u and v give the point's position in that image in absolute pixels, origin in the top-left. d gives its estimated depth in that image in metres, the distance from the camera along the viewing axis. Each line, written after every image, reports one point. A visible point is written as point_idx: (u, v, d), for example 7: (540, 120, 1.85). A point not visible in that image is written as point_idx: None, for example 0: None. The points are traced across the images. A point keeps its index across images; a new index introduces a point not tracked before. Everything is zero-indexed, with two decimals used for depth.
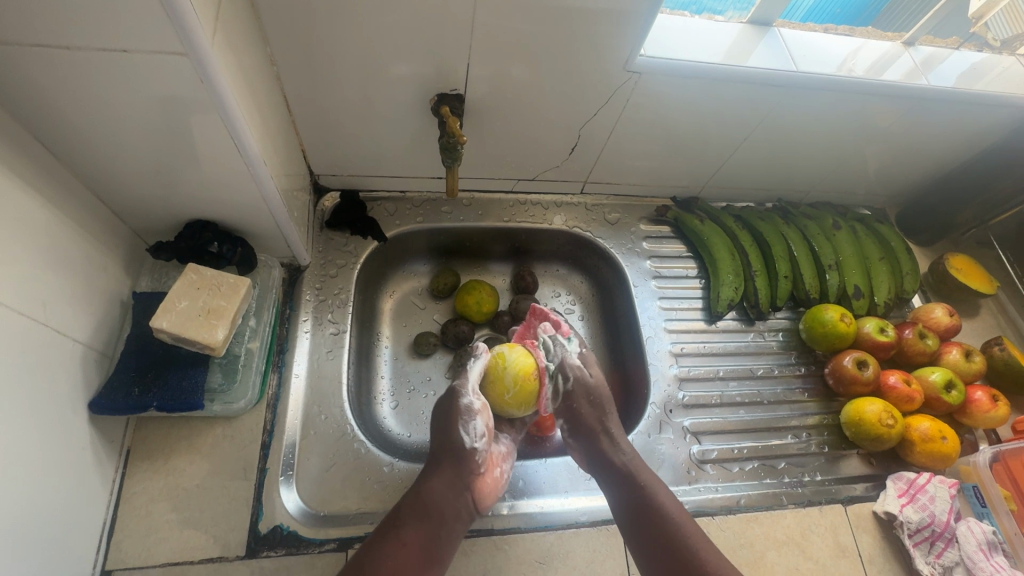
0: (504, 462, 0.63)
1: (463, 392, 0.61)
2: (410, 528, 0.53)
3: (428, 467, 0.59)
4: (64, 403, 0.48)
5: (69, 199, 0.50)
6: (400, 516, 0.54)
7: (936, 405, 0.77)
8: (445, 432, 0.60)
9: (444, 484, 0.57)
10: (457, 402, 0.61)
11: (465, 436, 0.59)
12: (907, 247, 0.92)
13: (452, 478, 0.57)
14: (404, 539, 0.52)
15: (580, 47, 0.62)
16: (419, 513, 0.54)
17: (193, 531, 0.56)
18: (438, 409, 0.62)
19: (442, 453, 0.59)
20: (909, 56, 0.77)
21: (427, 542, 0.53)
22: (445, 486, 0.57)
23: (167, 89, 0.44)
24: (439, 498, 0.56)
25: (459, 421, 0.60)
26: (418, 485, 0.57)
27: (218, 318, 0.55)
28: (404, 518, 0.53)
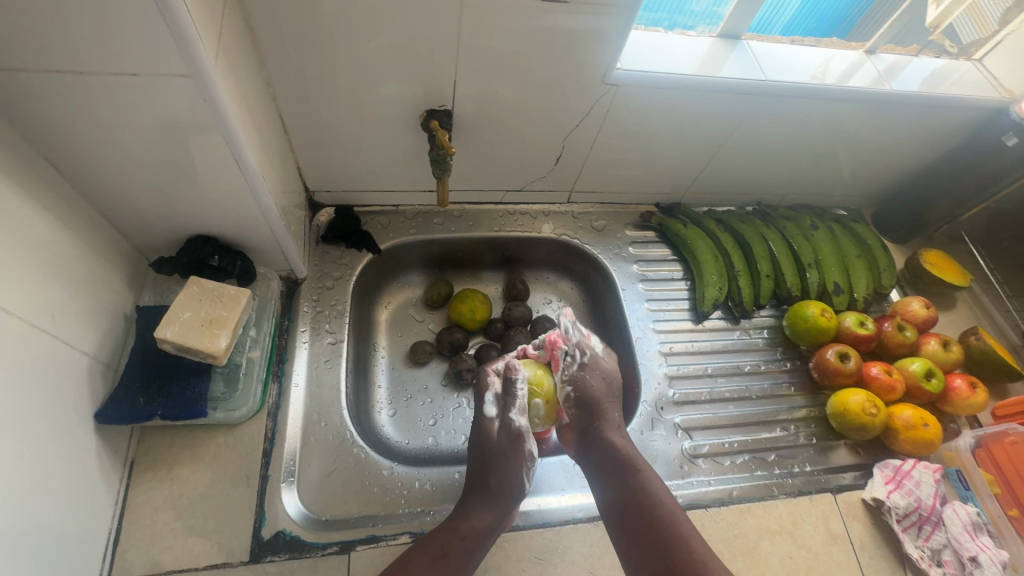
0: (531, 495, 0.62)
1: (526, 438, 0.60)
2: (456, 559, 0.53)
3: (478, 496, 0.58)
4: (71, 413, 0.50)
5: (75, 215, 0.52)
6: (450, 546, 0.53)
7: (918, 394, 0.80)
8: (496, 454, 0.59)
9: (497, 519, 0.56)
10: (520, 446, 0.60)
11: (524, 479, 0.59)
12: (883, 245, 0.96)
13: (502, 516, 0.57)
14: (449, 565, 0.52)
15: (560, 63, 0.66)
16: (471, 548, 0.54)
17: (198, 539, 0.57)
18: (491, 442, 0.60)
19: (495, 488, 0.58)
20: (871, 64, 0.82)
21: (466, 573, 0.53)
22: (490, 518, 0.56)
23: (171, 108, 0.46)
24: (491, 531, 0.56)
25: (522, 465, 0.59)
26: (468, 514, 0.56)
27: (220, 327, 0.56)
28: (453, 544, 0.54)
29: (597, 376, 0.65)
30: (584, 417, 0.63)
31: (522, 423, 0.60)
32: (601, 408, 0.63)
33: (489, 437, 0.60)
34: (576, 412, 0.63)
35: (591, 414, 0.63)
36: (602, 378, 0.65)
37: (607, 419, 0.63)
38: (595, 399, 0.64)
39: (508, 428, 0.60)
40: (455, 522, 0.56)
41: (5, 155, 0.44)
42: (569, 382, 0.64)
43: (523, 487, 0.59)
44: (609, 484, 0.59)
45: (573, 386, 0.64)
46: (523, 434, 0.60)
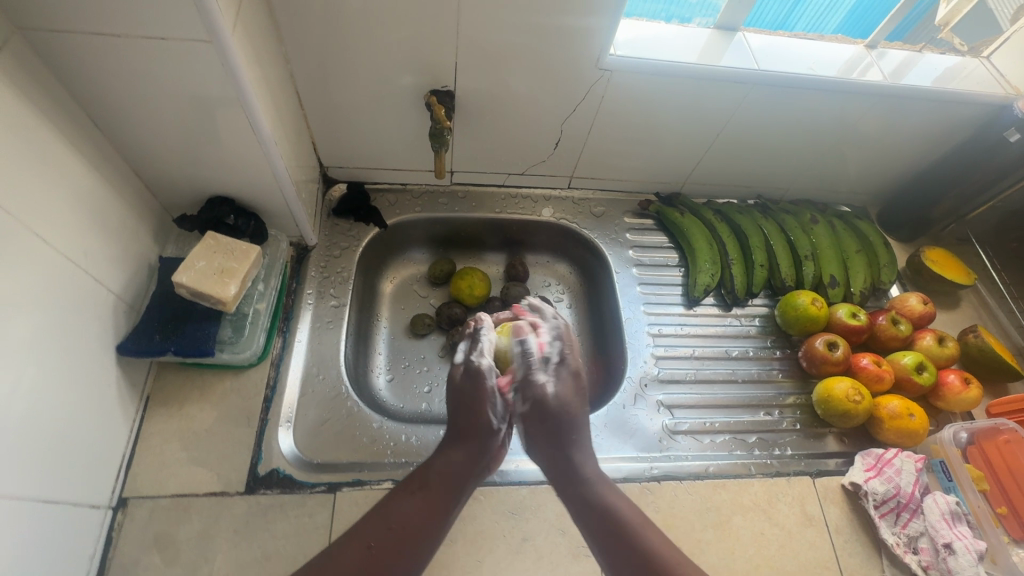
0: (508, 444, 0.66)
1: (487, 374, 0.64)
2: (433, 491, 0.55)
3: (450, 439, 0.61)
4: (95, 342, 0.56)
5: (110, 169, 0.58)
6: (426, 480, 0.56)
7: (908, 387, 0.79)
8: (463, 395, 0.63)
9: (467, 457, 0.59)
10: (481, 384, 0.64)
11: (492, 418, 0.62)
12: (885, 242, 0.96)
13: (473, 454, 0.60)
14: (427, 498, 0.55)
15: (557, 48, 0.70)
16: (444, 480, 0.57)
17: (201, 468, 0.62)
18: (456, 386, 0.65)
19: (464, 430, 0.62)
20: (870, 58, 0.83)
21: (445, 503, 0.55)
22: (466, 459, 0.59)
23: (193, 72, 0.52)
24: (463, 468, 0.59)
25: (487, 403, 0.62)
26: (441, 454, 0.60)
27: (230, 276, 0.62)
28: (429, 479, 0.56)
29: (570, 384, 0.64)
30: (547, 430, 0.61)
31: (485, 362, 0.65)
32: (564, 428, 0.61)
33: (455, 384, 0.65)
34: (537, 424, 0.62)
35: (548, 430, 0.61)
36: (576, 391, 0.64)
37: (574, 438, 0.61)
38: (556, 412, 0.61)
39: (468, 367, 0.66)
40: (428, 462, 0.59)
41: (52, 108, 0.50)
42: (527, 398, 0.63)
43: (492, 426, 0.62)
44: (580, 510, 0.55)
45: (528, 386, 0.64)
46: (484, 371, 0.64)
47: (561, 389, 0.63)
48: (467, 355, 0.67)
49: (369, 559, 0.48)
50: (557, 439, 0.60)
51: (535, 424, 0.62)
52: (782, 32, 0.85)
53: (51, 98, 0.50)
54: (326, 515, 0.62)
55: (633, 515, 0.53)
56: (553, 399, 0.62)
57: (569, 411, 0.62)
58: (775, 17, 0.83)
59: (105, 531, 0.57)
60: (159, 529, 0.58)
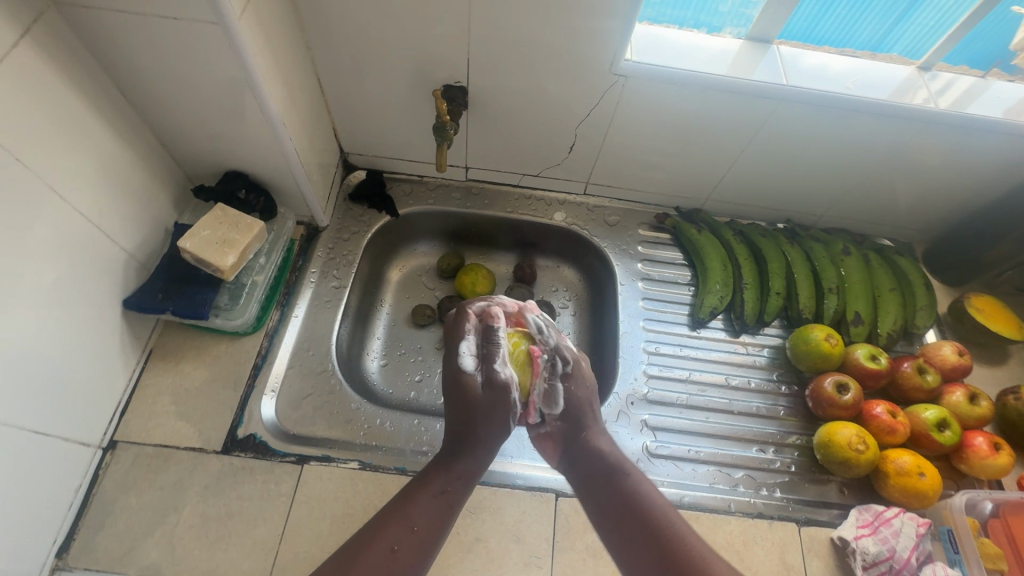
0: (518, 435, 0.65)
1: (510, 389, 0.59)
2: (448, 490, 0.55)
3: (464, 434, 0.60)
4: (102, 294, 0.61)
5: (135, 137, 0.63)
6: (442, 477, 0.56)
7: (925, 443, 0.72)
8: (471, 393, 0.60)
9: (484, 451, 0.59)
10: (504, 393, 0.60)
11: (509, 418, 0.61)
12: (926, 282, 0.88)
13: (489, 448, 0.59)
14: (445, 496, 0.54)
15: (570, 50, 0.69)
16: (461, 476, 0.56)
17: (185, 423, 0.66)
18: (457, 392, 0.60)
19: (472, 424, 0.60)
20: (922, 82, 0.77)
21: (465, 498, 0.55)
22: (481, 453, 0.59)
23: (205, 52, 0.56)
24: (480, 462, 0.58)
25: (501, 406, 0.60)
26: (455, 450, 0.59)
27: (230, 247, 0.66)
28: (446, 476, 0.56)
29: (587, 357, 0.68)
30: (577, 417, 0.63)
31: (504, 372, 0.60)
32: (588, 409, 0.63)
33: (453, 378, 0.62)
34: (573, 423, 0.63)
35: (582, 404, 0.63)
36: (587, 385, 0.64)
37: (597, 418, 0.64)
38: (587, 386, 0.64)
39: (491, 379, 0.60)
40: (443, 456, 0.58)
41: (80, 77, 0.55)
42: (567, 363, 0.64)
43: (509, 422, 0.61)
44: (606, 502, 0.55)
45: (571, 368, 0.64)
46: (507, 385, 0.59)
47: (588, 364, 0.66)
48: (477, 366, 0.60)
49: (390, 563, 0.48)
50: (586, 424, 0.62)
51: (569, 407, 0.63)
52: (875, 52, 0.79)
53: (81, 68, 0.55)
54: (291, 484, 0.64)
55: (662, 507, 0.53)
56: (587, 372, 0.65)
57: (587, 402, 0.63)
58: (869, 36, 0.77)
59: (93, 468, 0.62)
60: (141, 474, 0.63)
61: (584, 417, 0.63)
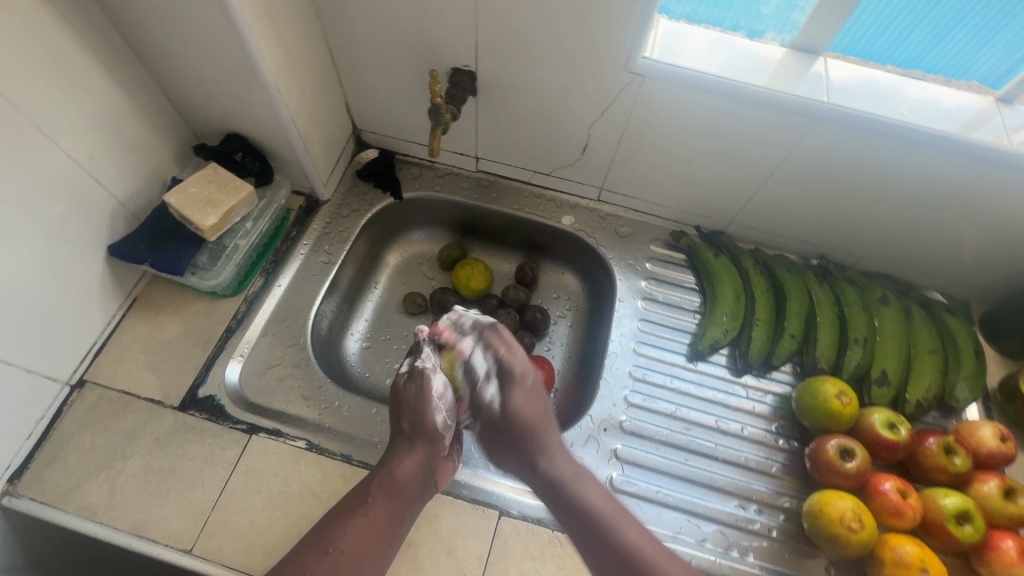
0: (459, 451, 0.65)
1: (429, 377, 0.63)
2: (377, 508, 0.55)
3: (401, 444, 0.61)
4: (85, 237, 0.62)
5: (137, 88, 0.64)
6: (369, 496, 0.56)
7: (938, 535, 0.62)
8: (405, 400, 0.63)
9: (415, 464, 0.59)
10: (425, 388, 0.63)
11: (435, 416, 0.62)
12: (977, 349, 0.76)
13: (422, 459, 0.59)
14: (370, 516, 0.55)
15: (582, 41, 0.63)
16: (389, 492, 0.57)
17: (151, 374, 0.67)
18: (398, 392, 0.64)
19: (412, 433, 0.61)
20: (1000, 116, 0.65)
21: (393, 519, 0.56)
22: (416, 465, 0.59)
23: (198, 8, 0.55)
24: (408, 479, 0.58)
25: (430, 404, 0.62)
26: (389, 465, 0.59)
27: (213, 208, 0.66)
28: (372, 494, 0.56)
29: (527, 397, 0.63)
30: (518, 442, 0.61)
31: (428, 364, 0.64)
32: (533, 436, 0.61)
33: (397, 389, 0.64)
34: (498, 442, 0.62)
35: (518, 439, 0.61)
36: (535, 401, 0.63)
37: (545, 445, 0.61)
38: (519, 425, 0.61)
39: (411, 369, 0.65)
40: (376, 472, 0.59)
41: (80, 21, 0.56)
42: (479, 417, 0.64)
43: (438, 426, 0.61)
44: (558, 507, 0.57)
45: (477, 405, 0.64)
46: (426, 373, 0.63)
47: (520, 402, 0.63)
48: (410, 363, 0.66)
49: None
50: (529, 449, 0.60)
51: (499, 444, 0.62)
52: (950, 78, 0.68)
53: (82, 13, 0.56)
54: (235, 452, 0.63)
55: (611, 509, 0.56)
56: (504, 416, 0.62)
57: (530, 424, 0.61)
58: (985, 73, 0.67)
59: (58, 403, 0.64)
60: (99, 416, 0.64)
61: (520, 445, 0.61)
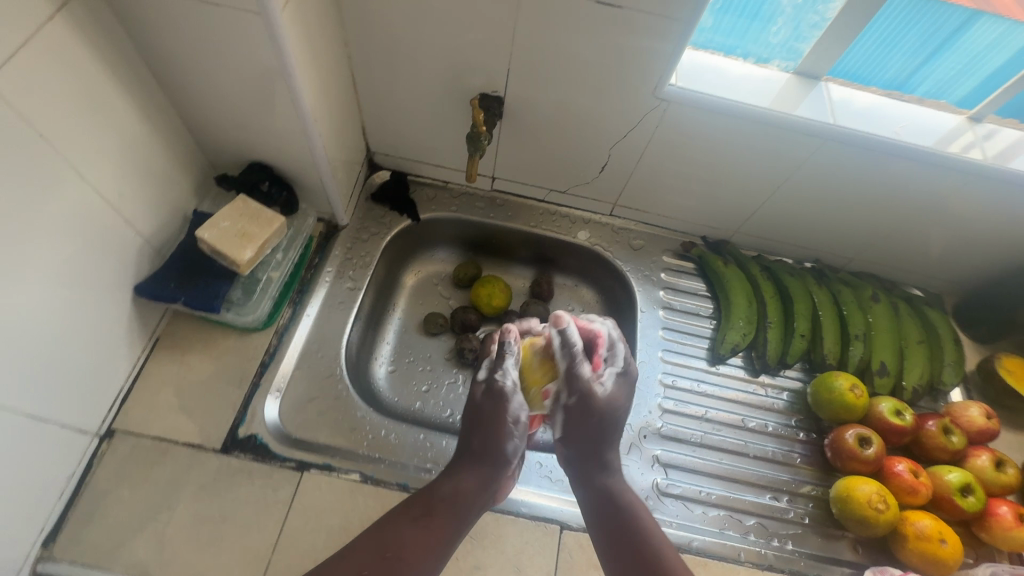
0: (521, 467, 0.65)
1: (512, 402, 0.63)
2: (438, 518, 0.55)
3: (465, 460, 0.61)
4: (114, 280, 0.59)
5: (163, 120, 0.62)
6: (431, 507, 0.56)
7: (947, 508, 0.69)
8: (486, 420, 0.62)
9: (476, 481, 0.59)
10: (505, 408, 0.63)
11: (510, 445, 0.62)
12: (955, 337, 0.85)
13: (483, 475, 0.60)
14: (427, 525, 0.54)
15: (613, 70, 0.67)
16: (449, 506, 0.56)
17: (186, 418, 0.64)
18: (475, 405, 0.64)
19: (478, 450, 0.61)
20: (972, 132, 0.74)
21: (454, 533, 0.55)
22: (477, 484, 0.59)
23: (244, 42, 0.54)
24: (470, 493, 0.58)
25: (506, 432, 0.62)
26: (451, 479, 0.59)
27: (249, 241, 0.64)
28: (434, 507, 0.56)
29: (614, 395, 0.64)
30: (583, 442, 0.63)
31: (509, 381, 0.64)
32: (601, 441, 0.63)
33: (474, 405, 0.64)
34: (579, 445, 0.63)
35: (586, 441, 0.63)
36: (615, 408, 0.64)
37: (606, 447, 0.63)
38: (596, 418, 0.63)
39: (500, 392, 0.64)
40: (437, 486, 0.58)
41: (113, 56, 0.53)
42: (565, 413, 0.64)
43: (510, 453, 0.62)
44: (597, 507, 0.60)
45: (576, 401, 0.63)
46: (506, 392, 0.63)
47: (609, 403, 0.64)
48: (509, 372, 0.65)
49: None
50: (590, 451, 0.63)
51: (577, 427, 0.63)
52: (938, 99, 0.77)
53: (115, 47, 0.53)
54: (289, 491, 0.62)
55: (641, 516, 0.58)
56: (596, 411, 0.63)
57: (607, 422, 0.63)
58: (925, 84, 0.76)
59: (88, 456, 0.60)
60: (135, 467, 0.61)
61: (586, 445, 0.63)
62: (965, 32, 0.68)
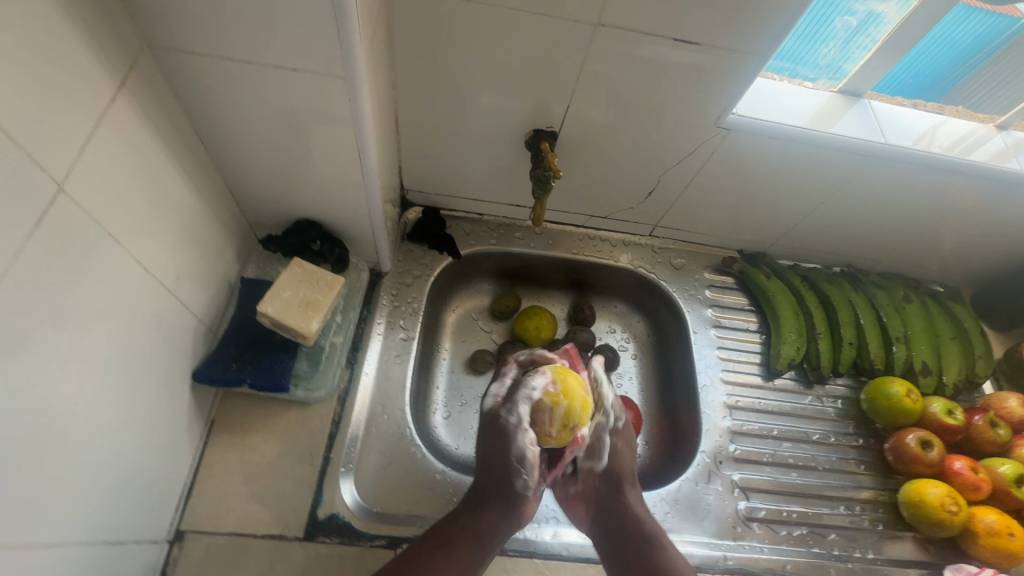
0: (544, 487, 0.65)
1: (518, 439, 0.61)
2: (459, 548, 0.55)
3: (479, 491, 0.60)
4: (174, 368, 0.53)
5: (211, 188, 0.56)
6: (449, 537, 0.56)
7: (1004, 499, 0.73)
8: (492, 448, 0.62)
9: (500, 517, 0.59)
10: (511, 449, 0.61)
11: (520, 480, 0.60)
12: (982, 330, 0.90)
13: (507, 512, 0.60)
14: (454, 557, 0.54)
15: (673, 101, 0.66)
16: (474, 536, 0.57)
17: (260, 506, 0.59)
18: (486, 429, 0.64)
19: (495, 482, 0.61)
20: (1000, 139, 0.78)
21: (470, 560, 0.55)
22: (499, 518, 0.59)
23: (313, 102, 0.50)
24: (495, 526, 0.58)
25: (513, 467, 0.60)
26: (474, 509, 0.59)
27: (314, 310, 0.59)
28: (458, 534, 0.56)
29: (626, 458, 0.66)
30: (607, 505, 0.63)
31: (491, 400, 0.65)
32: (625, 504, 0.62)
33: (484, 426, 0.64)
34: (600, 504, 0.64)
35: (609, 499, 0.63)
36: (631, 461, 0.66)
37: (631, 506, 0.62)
38: (617, 486, 0.64)
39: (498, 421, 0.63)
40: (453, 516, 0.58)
41: (167, 125, 0.47)
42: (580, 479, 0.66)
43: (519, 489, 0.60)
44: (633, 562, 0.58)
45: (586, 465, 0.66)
46: (512, 431, 0.61)
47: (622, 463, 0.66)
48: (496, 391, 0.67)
49: None
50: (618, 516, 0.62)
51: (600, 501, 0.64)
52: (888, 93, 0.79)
53: (168, 115, 0.48)
54: None
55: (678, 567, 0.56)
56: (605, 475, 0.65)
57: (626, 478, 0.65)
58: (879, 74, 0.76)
59: (160, 565, 0.54)
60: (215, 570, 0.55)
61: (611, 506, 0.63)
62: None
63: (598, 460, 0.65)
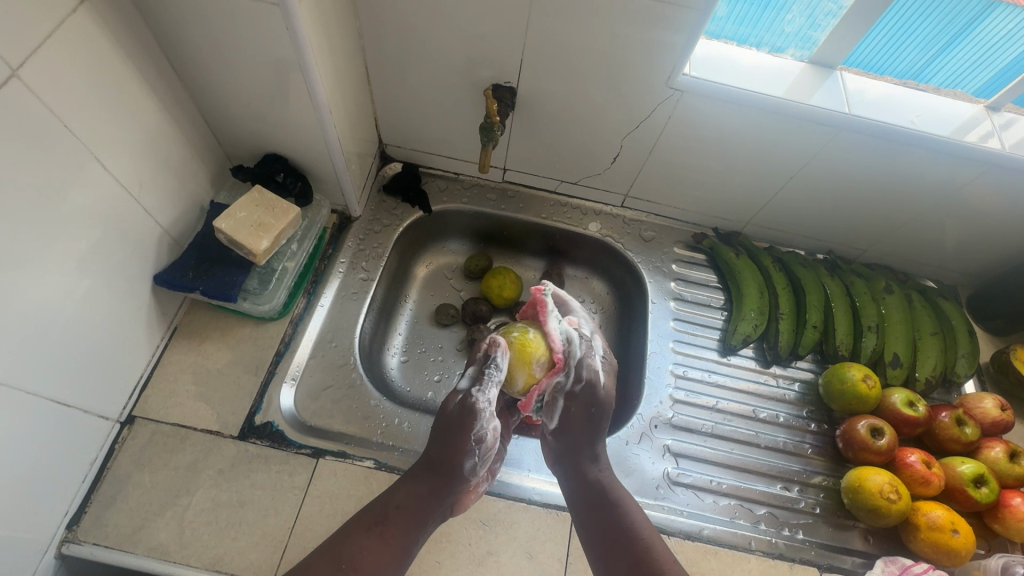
0: (490, 477, 0.64)
1: (480, 415, 0.58)
2: (390, 529, 0.54)
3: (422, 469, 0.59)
4: (134, 268, 0.60)
5: (180, 112, 0.63)
6: (386, 515, 0.55)
7: (960, 499, 0.69)
8: (447, 426, 0.59)
9: (429, 492, 0.57)
10: (469, 425, 0.58)
11: (467, 458, 0.58)
12: (970, 329, 0.84)
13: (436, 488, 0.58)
14: (382, 535, 0.54)
15: (624, 58, 0.67)
16: (405, 515, 0.55)
17: (204, 405, 0.65)
18: (447, 414, 0.60)
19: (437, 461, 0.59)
20: (989, 121, 0.74)
21: (400, 545, 0.54)
22: (431, 495, 0.57)
23: (259, 32, 0.55)
24: (425, 504, 0.57)
25: (465, 445, 0.58)
26: (405, 487, 0.57)
27: (265, 231, 0.65)
28: (389, 515, 0.55)
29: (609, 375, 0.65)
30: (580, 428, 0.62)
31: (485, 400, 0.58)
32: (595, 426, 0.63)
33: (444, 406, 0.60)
34: (574, 432, 0.62)
35: (584, 420, 0.62)
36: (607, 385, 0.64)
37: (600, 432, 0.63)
38: (598, 403, 0.62)
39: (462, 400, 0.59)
40: (391, 494, 0.57)
41: (133, 47, 0.54)
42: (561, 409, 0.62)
43: (467, 470, 0.58)
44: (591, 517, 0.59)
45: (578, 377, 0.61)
46: (477, 410, 0.58)
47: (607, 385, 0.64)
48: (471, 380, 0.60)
49: None
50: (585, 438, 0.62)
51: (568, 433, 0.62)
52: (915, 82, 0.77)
53: (134, 38, 0.54)
54: (305, 477, 0.63)
55: (641, 524, 0.59)
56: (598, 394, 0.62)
57: (598, 410, 0.63)
58: (908, 66, 0.76)
59: (110, 442, 0.61)
60: (156, 452, 0.62)
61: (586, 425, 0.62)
62: (980, 21, 0.68)
63: (550, 418, 0.64)
